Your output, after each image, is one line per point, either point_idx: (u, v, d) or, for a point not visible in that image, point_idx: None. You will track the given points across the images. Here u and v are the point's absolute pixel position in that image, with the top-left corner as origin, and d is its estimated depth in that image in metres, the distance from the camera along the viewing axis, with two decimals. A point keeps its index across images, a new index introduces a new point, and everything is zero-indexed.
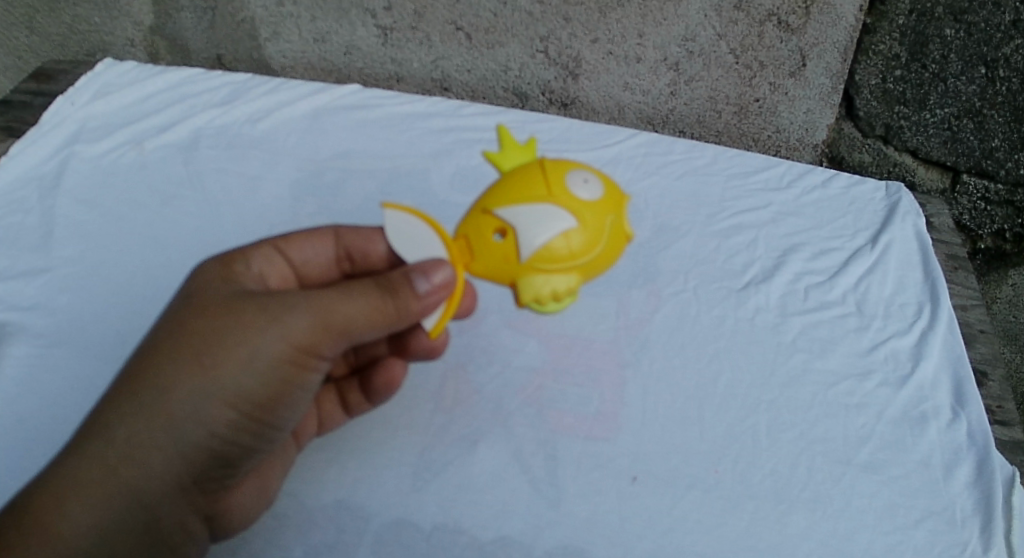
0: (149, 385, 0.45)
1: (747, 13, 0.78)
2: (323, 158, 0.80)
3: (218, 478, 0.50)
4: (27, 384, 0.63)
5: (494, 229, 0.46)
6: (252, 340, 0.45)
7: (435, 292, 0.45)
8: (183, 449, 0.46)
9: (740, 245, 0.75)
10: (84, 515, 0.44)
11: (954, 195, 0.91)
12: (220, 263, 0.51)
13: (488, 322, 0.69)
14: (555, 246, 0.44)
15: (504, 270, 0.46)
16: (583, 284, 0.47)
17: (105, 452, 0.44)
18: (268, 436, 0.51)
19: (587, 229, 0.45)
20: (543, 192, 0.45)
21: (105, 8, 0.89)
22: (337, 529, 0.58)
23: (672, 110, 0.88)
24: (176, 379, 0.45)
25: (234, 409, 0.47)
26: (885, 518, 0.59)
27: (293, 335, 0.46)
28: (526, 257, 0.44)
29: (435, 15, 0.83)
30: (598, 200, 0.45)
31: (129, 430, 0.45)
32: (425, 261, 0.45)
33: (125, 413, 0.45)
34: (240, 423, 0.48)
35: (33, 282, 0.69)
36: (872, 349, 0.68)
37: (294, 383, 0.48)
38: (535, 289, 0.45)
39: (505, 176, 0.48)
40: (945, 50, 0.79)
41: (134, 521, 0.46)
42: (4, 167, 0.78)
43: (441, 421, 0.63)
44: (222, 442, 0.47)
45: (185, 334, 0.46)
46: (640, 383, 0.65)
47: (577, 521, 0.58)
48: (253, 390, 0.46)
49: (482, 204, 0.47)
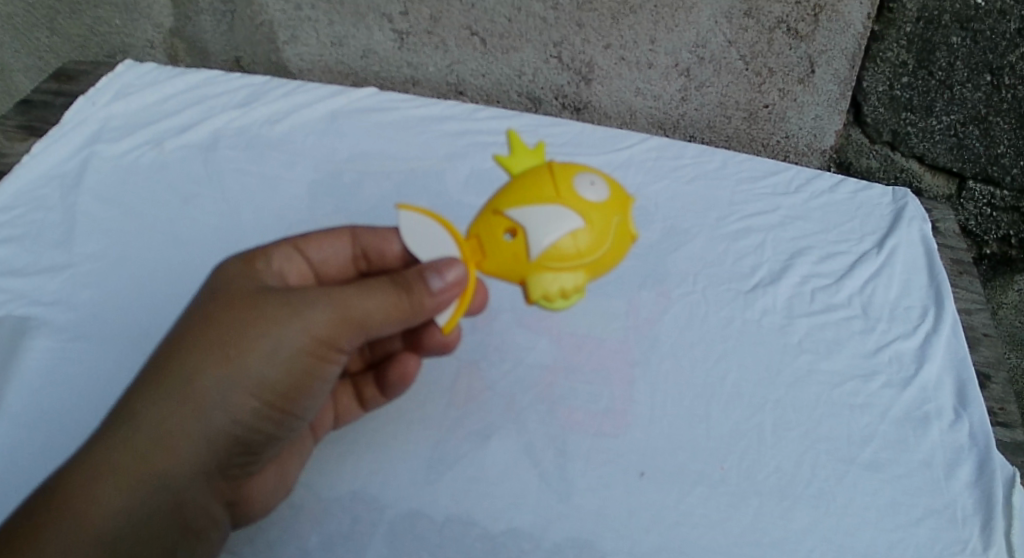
0: (176, 375, 0.46)
1: (756, 20, 0.79)
2: (339, 160, 0.81)
3: (239, 465, 0.52)
4: (49, 376, 0.64)
5: (505, 229, 0.47)
6: (274, 333, 0.47)
7: (448, 289, 0.46)
8: (208, 437, 0.47)
9: (748, 248, 0.76)
10: (112, 500, 0.45)
11: (961, 200, 0.92)
12: (241, 260, 0.52)
13: (500, 320, 0.71)
14: (563, 246, 0.46)
15: (513, 269, 0.47)
16: (590, 281, 0.48)
17: (133, 439, 0.46)
18: (288, 425, 0.52)
19: (594, 229, 0.46)
20: (552, 193, 0.46)
21: (126, 10, 0.91)
22: (352, 520, 0.59)
23: (683, 115, 0.89)
24: (201, 370, 0.46)
25: (257, 398, 0.48)
26: (887, 515, 0.60)
27: (314, 329, 0.47)
28: (535, 257, 0.46)
29: (451, 20, 0.85)
30: (604, 201, 0.47)
31: (155, 418, 0.46)
32: (439, 259, 0.47)
33: (151, 401, 0.46)
34: (262, 412, 0.49)
35: (56, 278, 0.71)
36: (878, 350, 0.69)
37: (314, 375, 0.50)
38: (543, 287, 0.46)
39: (515, 178, 0.49)
40: (952, 57, 0.80)
41: (160, 506, 0.48)
42: (26, 166, 0.79)
43: (454, 416, 0.65)
44: (245, 430, 0.49)
45: (210, 327, 0.47)
46: (649, 381, 0.67)
47: (587, 514, 0.59)
48: (274, 380, 0.48)
49: (493, 205, 0.48)
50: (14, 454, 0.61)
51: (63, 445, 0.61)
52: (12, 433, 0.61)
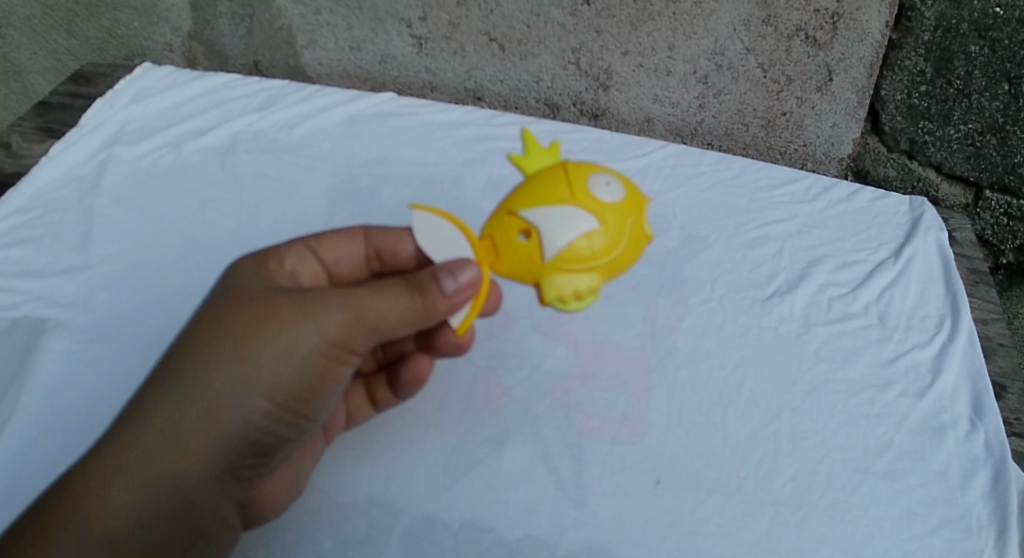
0: (188, 375, 0.46)
1: (775, 28, 0.79)
2: (358, 164, 0.81)
3: (252, 466, 0.52)
4: (65, 378, 0.65)
5: (519, 230, 0.47)
6: (287, 335, 0.47)
7: (461, 291, 0.45)
8: (221, 437, 0.47)
9: (765, 256, 0.76)
10: (123, 502, 0.46)
11: (977, 210, 0.92)
12: (254, 261, 0.52)
13: (517, 326, 0.71)
14: (577, 247, 0.45)
15: (528, 270, 0.46)
16: (605, 283, 0.47)
17: (144, 440, 0.46)
18: (301, 427, 0.52)
19: (609, 231, 0.45)
20: (567, 193, 0.45)
21: (144, 14, 0.92)
22: (368, 525, 0.59)
23: (701, 123, 0.89)
24: (213, 370, 0.46)
25: (269, 400, 0.48)
26: (903, 525, 0.60)
27: (327, 330, 0.47)
28: (550, 258, 0.45)
29: (470, 26, 0.85)
30: (620, 202, 0.46)
31: (167, 420, 0.46)
32: (452, 260, 0.46)
33: (163, 403, 0.46)
34: (275, 414, 0.49)
35: (73, 280, 0.71)
36: (894, 359, 0.69)
37: (328, 376, 0.50)
38: (558, 288, 0.46)
39: (529, 179, 0.48)
40: (970, 66, 0.80)
41: (173, 508, 0.48)
42: (44, 167, 0.80)
43: (470, 422, 0.65)
44: (257, 431, 0.49)
45: (223, 327, 0.47)
46: (666, 389, 0.67)
47: (602, 521, 0.59)
48: (287, 382, 0.48)
49: (506, 206, 0.47)
50: (31, 455, 0.61)
51: (80, 444, 0.61)
52: (27, 434, 0.61)
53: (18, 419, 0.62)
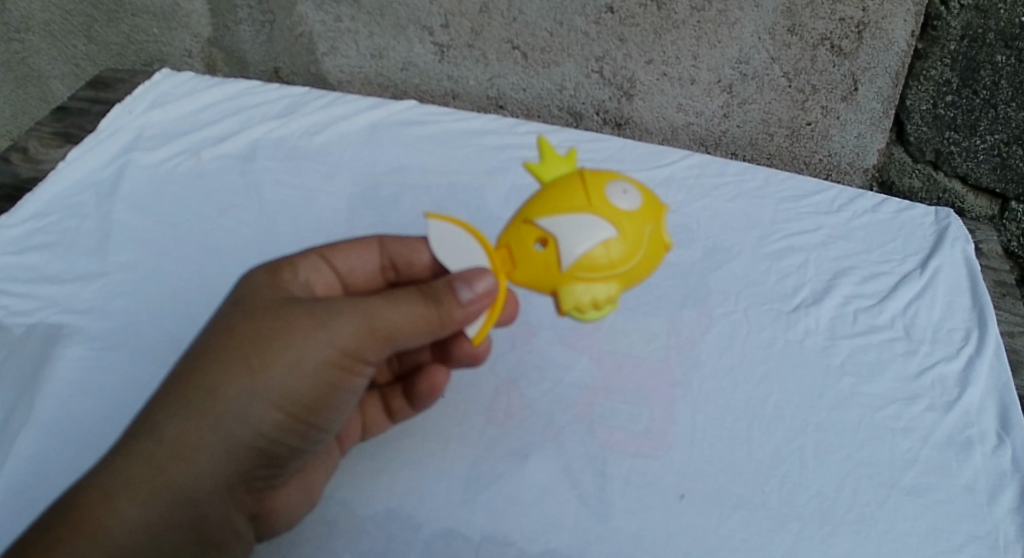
0: (198, 386, 0.45)
1: (800, 36, 0.78)
2: (379, 173, 0.81)
3: (263, 478, 0.51)
4: (80, 385, 0.64)
5: (535, 239, 0.46)
6: (299, 344, 0.45)
7: (476, 301, 0.44)
8: (231, 449, 0.46)
9: (790, 268, 0.75)
10: (131, 514, 0.44)
11: (1003, 221, 0.90)
12: (267, 270, 0.51)
13: (540, 338, 0.70)
14: (595, 255, 0.44)
15: (545, 279, 0.45)
16: (623, 292, 0.46)
17: (154, 449, 0.45)
18: (312, 438, 0.51)
19: (627, 239, 0.44)
20: (583, 201, 0.44)
21: (164, 19, 0.92)
22: (387, 538, 0.58)
23: (725, 132, 0.89)
24: (224, 381, 0.45)
25: (280, 410, 0.47)
26: (930, 542, 0.59)
27: (340, 341, 0.46)
28: (567, 266, 0.44)
29: (493, 33, 0.84)
30: (638, 210, 0.45)
31: (177, 430, 0.45)
32: (468, 270, 0.45)
33: (174, 413, 0.45)
34: (285, 425, 0.48)
35: (90, 286, 0.71)
36: (920, 372, 0.68)
37: (341, 387, 0.48)
38: (575, 297, 0.45)
39: (545, 187, 0.47)
40: (997, 75, 0.78)
41: (181, 519, 0.46)
42: (63, 173, 0.80)
43: (492, 435, 0.64)
44: (267, 442, 0.48)
45: (235, 337, 0.46)
46: (691, 402, 0.66)
47: (624, 536, 0.58)
48: (299, 392, 0.46)
49: (523, 214, 0.46)
50: (42, 463, 0.60)
51: (95, 453, 0.60)
52: (40, 443, 0.61)
53: (31, 427, 0.61)
